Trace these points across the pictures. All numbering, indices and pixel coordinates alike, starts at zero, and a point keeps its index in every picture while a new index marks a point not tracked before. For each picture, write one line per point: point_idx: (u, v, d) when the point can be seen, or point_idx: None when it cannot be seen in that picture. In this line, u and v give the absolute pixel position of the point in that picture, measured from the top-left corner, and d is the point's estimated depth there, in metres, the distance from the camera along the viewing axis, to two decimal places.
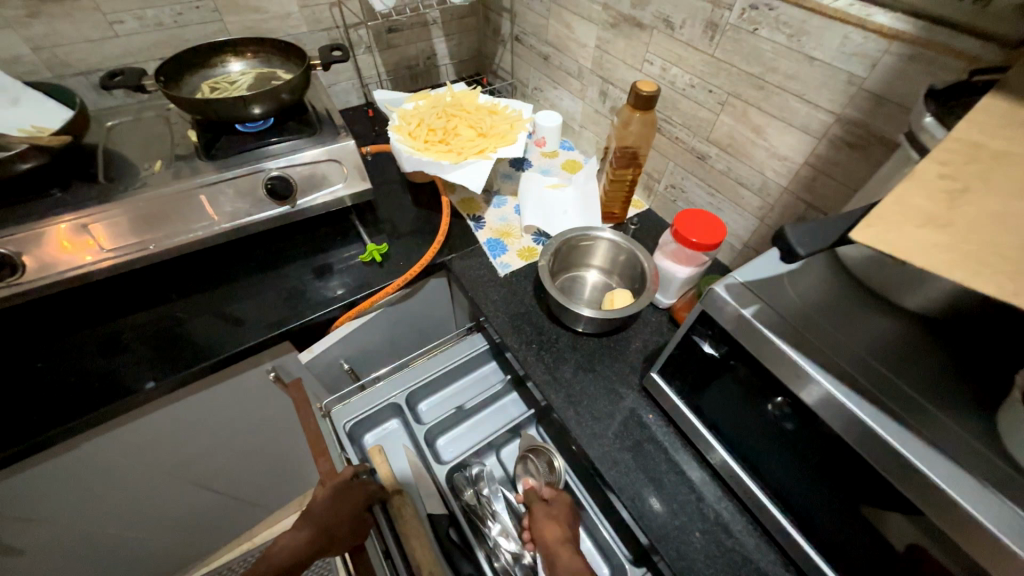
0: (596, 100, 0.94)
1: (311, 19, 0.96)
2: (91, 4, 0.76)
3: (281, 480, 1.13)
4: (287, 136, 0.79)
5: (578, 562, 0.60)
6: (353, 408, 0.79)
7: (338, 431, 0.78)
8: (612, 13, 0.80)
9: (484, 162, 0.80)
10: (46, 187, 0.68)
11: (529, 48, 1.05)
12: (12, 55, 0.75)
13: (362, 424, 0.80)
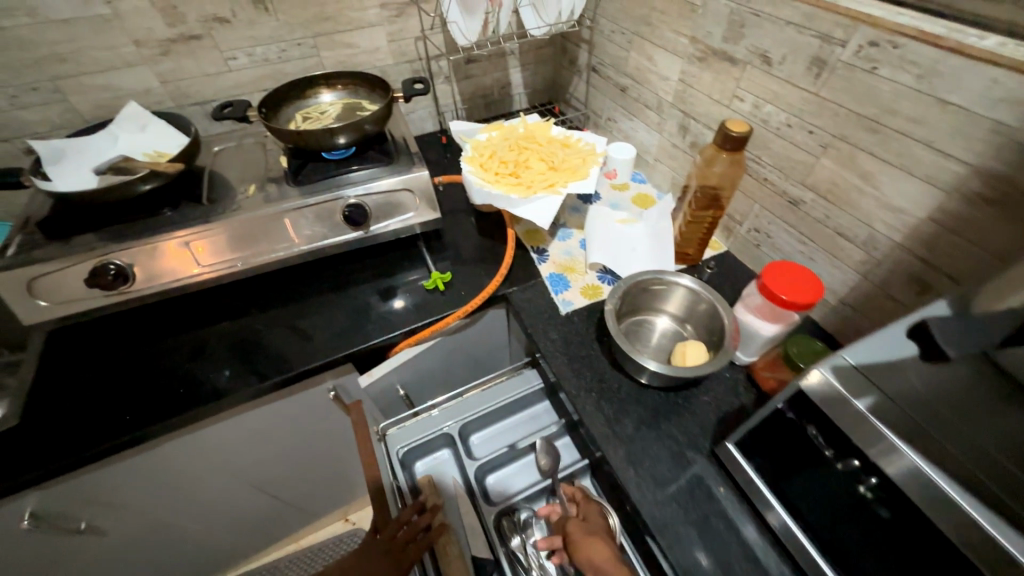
0: (675, 134, 0.89)
1: (397, 53, 1.01)
2: (212, 43, 0.84)
3: (334, 491, 1.15)
4: (366, 165, 0.82)
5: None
6: (408, 434, 0.79)
7: (391, 456, 0.78)
8: (700, 47, 0.76)
9: (553, 197, 0.79)
10: (159, 207, 0.75)
11: (605, 79, 1.03)
12: (145, 88, 0.85)
13: (415, 451, 0.79)
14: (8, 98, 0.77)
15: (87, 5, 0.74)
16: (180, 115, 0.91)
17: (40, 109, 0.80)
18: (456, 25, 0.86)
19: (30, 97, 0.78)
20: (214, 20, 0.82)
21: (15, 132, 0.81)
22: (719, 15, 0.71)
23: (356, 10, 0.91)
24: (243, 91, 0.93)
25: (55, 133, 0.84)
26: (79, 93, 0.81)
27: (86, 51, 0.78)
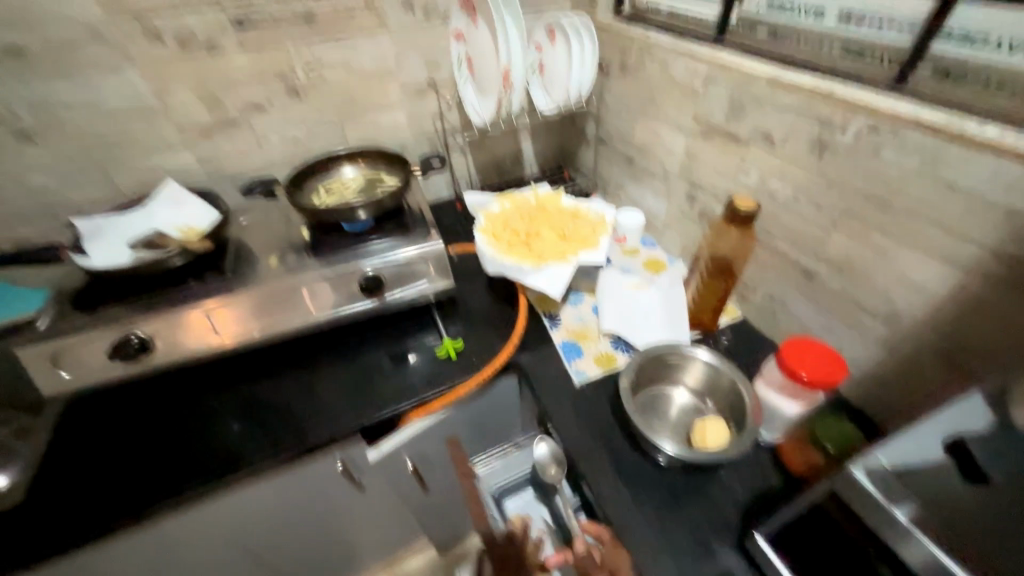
0: (683, 203, 0.91)
1: (416, 129, 1.08)
2: (247, 127, 0.91)
3: (403, 539, 1.18)
4: (383, 236, 0.85)
5: None
6: (501, 472, 0.92)
7: (487, 493, 0.90)
8: (704, 125, 0.79)
9: (564, 267, 0.79)
10: (185, 278, 0.78)
11: (612, 150, 1.07)
12: (183, 166, 0.92)
13: (508, 489, 0.91)
14: (59, 177, 0.84)
15: (140, 97, 0.81)
16: (213, 188, 0.96)
17: (86, 186, 0.86)
18: (474, 111, 0.94)
19: (78, 177, 0.84)
20: (250, 106, 0.90)
21: (60, 207, 0.87)
22: (720, 97, 0.74)
23: (380, 93, 0.99)
24: (273, 166, 0.99)
25: (97, 207, 0.90)
26: (122, 171, 0.87)
27: (134, 135, 0.84)
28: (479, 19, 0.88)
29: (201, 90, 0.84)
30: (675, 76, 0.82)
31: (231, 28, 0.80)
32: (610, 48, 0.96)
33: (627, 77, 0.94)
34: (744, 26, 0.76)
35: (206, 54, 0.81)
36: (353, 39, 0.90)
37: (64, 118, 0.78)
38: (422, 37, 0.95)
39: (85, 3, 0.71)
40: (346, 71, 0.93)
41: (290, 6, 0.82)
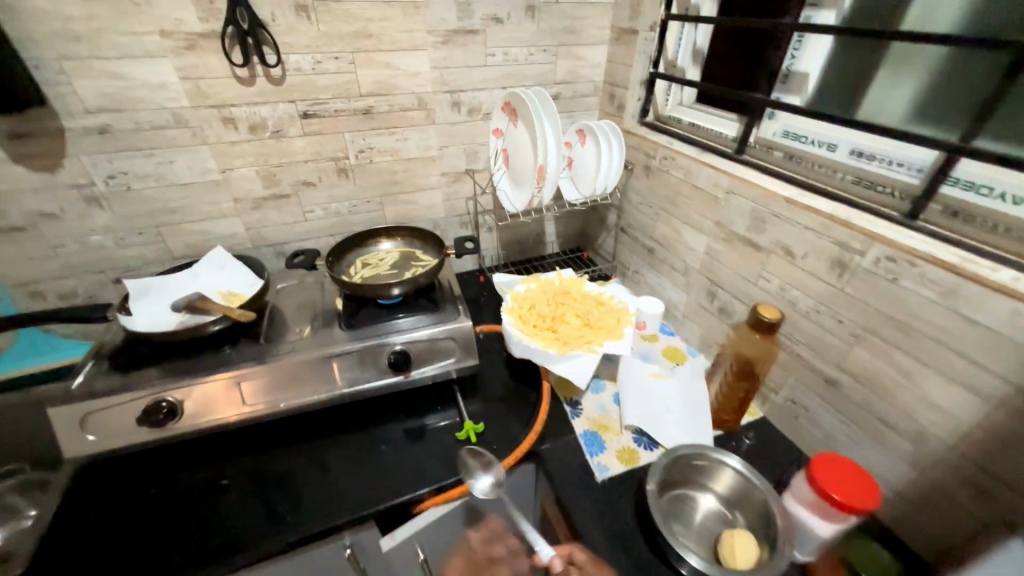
0: (702, 297, 0.95)
1: (449, 207, 1.15)
2: (296, 201, 0.98)
3: None
4: (415, 313, 0.88)
5: None
6: None
7: None
8: (724, 231, 0.85)
9: (590, 355, 0.81)
10: (220, 344, 0.80)
11: (633, 239, 1.13)
12: (231, 233, 0.97)
13: None
14: (115, 239, 0.88)
15: (205, 173, 0.88)
16: (254, 253, 1.01)
17: (138, 247, 0.91)
18: (508, 201, 1.03)
19: (134, 239, 0.90)
20: (302, 183, 0.97)
21: (110, 265, 0.91)
22: (741, 209, 0.80)
23: (420, 176, 1.07)
24: (313, 236, 1.05)
25: (144, 266, 0.94)
26: (174, 235, 0.92)
27: (192, 204, 0.90)
28: (519, 122, 0.96)
29: (261, 168, 0.91)
30: (696, 184, 0.89)
31: (297, 119, 0.89)
32: (636, 151, 1.04)
33: (651, 178, 1.02)
34: (762, 148, 0.83)
35: (272, 139, 0.89)
36: (403, 131, 0.98)
37: (134, 188, 0.85)
38: (465, 131, 1.04)
39: (178, 95, 0.79)
40: (393, 157, 1.01)
41: (351, 103, 0.91)
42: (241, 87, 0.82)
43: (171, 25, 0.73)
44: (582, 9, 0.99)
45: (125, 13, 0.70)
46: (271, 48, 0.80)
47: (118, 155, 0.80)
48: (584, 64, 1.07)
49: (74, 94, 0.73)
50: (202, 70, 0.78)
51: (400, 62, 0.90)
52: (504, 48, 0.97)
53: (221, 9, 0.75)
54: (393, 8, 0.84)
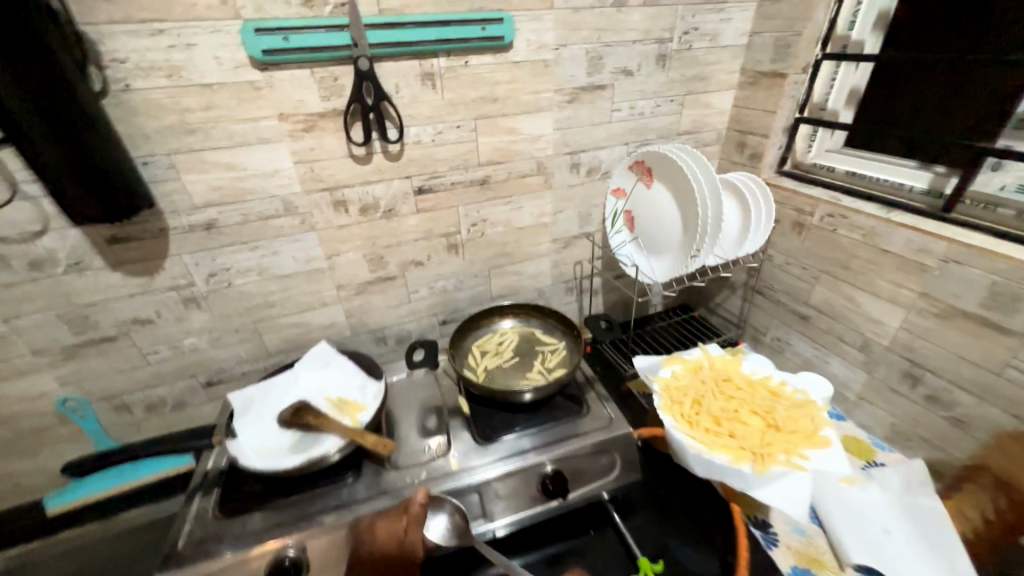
0: (896, 380, 0.78)
1: (557, 275, 1.02)
2: (402, 282, 0.87)
3: None
4: (558, 417, 0.73)
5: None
6: None
7: None
8: (939, 305, 0.69)
9: (796, 472, 0.63)
10: (340, 473, 0.67)
11: (774, 302, 0.98)
12: (331, 322, 0.86)
13: None
14: (210, 340, 0.78)
15: (310, 261, 0.78)
16: (353, 342, 0.89)
17: (232, 347, 0.80)
18: (642, 269, 0.89)
19: (229, 337, 0.79)
20: (409, 263, 0.85)
21: (202, 369, 0.80)
22: (971, 282, 0.64)
23: (531, 245, 0.95)
24: (416, 317, 0.93)
25: (237, 367, 0.83)
26: (271, 331, 0.81)
27: (293, 295, 0.80)
28: (657, 181, 0.84)
29: (368, 251, 0.81)
30: (887, 247, 0.74)
31: (411, 195, 0.78)
32: (781, 205, 0.90)
33: (804, 236, 0.87)
34: (979, 204, 0.68)
35: (383, 219, 0.78)
36: (518, 198, 0.88)
37: (235, 284, 0.74)
38: (581, 193, 0.93)
39: (290, 181, 0.69)
40: (505, 227, 0.90)
41: (468, 173, 0.80)
42: (356, 166, 0.72)
43: (290, 106, 0.64)
44: (713, 54, 0.88)
45: (245, 98, 0.61)
46: (393, 121, 0.70)
47: (222, 251, 0.71)
48: (709, 111, 0.95)
49: (183, 189, 0.64)
50: (318, 151, 0.68)
51: (523, 125, 0.80)
52: (629, 101, 0.86)
53: (345, 85, 0.65)
54: (521, 69, 0.74)
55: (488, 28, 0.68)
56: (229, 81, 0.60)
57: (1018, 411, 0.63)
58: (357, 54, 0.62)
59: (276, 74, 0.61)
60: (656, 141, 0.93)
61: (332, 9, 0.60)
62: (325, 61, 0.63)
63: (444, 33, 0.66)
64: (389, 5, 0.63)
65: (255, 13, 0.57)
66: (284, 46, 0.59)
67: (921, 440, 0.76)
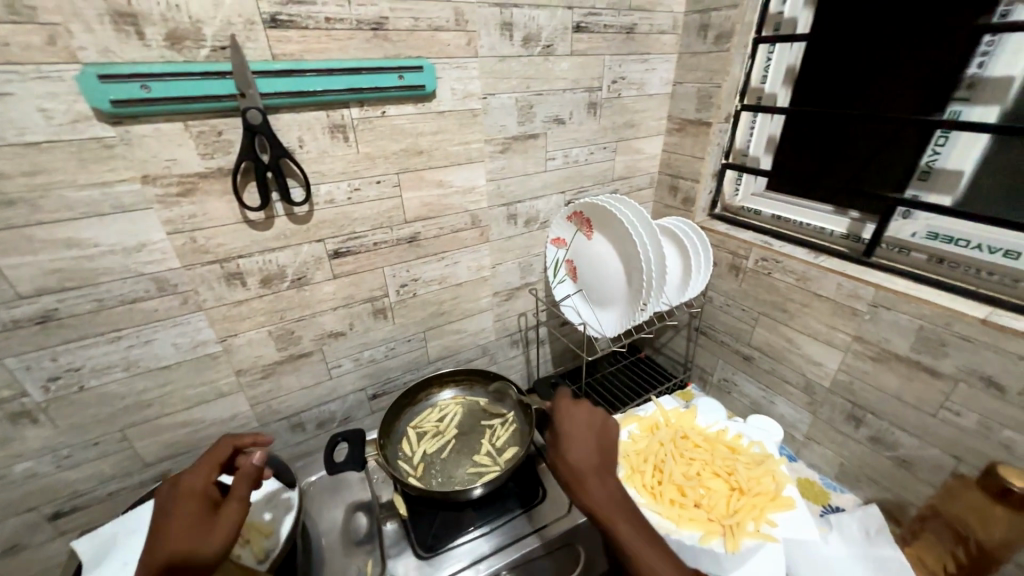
0: (840, 421, 0.79)
1: (501, 329, 0.95)
2: (320, 357, 0.74)
3: None
4: (513, 509, 0.65)
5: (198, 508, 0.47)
6: None
7: None
8: (873, 349, 0.70)
9: (766, 544, 0.60)
10: None
11: (717, 342, 0.98)
12: (231, 415, 0.70)
13: None
14: (56, 461, 0.60)
15: (198, 347, 0.63)
16: (262, 434, 0.74)
17: (92, 464, 0.62)
18: (591, 324, 0.84)
19: (86, 453, 0.61)
20: (328, 336, 0.73)
21: (46, 497, 0.61)
22: (901, 327, 0.66)
23: (470, 301, 0.87)
24: (340, 394, 0.80)
25: (99, 487, 0.65)
26: (148, 436, 0.65)
27: (177, 390, 0.64)
28: (598, 232, 0.81)
29: (275, 327, 0.68)
30: (820, 291, 0.75)
31: (326, 260, 0.67)
32: (717, 249, 0.91)
33: (741, 279, 0.88)
34: (893, 248, 0.71)
35: (292, 290, 0.66)
36: (452, 254, 0.80)
37: (90, 388, 0.58)
38: (520, 244, 0.87)
39: (163, 254, 0.56)
40: (440, 285, 0.81)
41: (394, 232, 0.71)
42: (253, 233, 0.60)
43: (158, 167, 0.51)
44: (641, 102, 0.88)
45: (91, 159, 0.48)
46: (297, 180, 0.60)
47: (67, 348, 0.55)
48: (641, 157, 0.95)
49: (3, 277, 0.49)
50: (200, 218, 0.56)
51: (454, 178, 0.73)
52: (564, 150, 0.83)
53: (233, 140, 0.54)
54: (448, 119, 0.68)
55: (406, 76, 0.60)
56: (65, 138, 0.46)
57: (956, 451, 0.64)
58: (245, 105, 0.52)
59: (137, 129, 0.49)
60: (593, 188, 0.91)
61: (209, 53, 0.49)
62: (202, 113, 0.51)
63: (354, 81, 0.57)
64: (285, 50, 0.53)
65: (100, 56, 0.45)
66: (143, 96, 0.47)
67: (869, 480, 0.77)
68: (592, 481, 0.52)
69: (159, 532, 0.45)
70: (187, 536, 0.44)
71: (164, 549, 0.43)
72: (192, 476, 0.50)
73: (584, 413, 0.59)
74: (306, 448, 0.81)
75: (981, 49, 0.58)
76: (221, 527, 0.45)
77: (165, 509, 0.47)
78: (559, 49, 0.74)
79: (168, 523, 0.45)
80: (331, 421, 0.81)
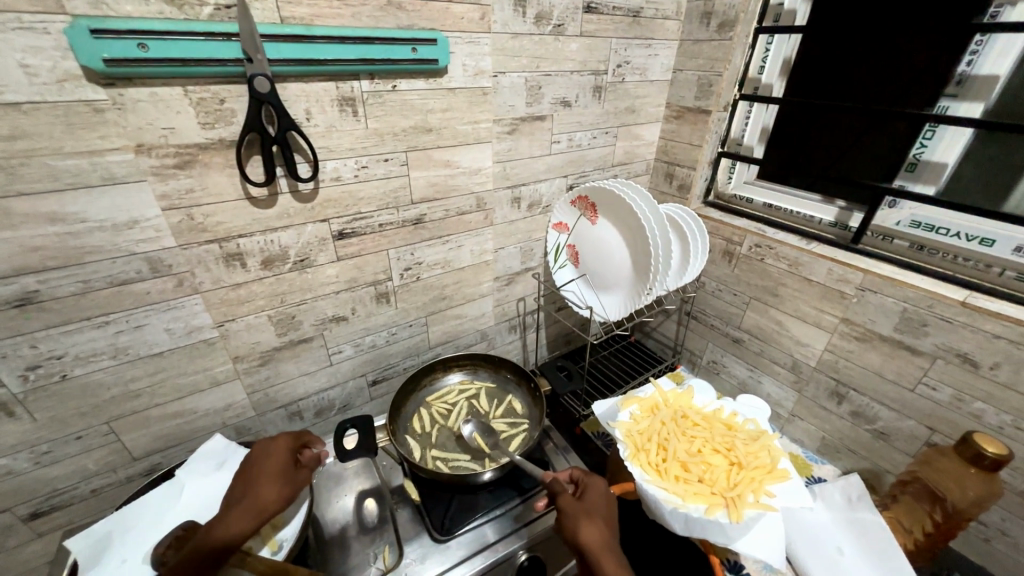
0: (824, 398, 0.84)
1: (500, 314, 0.94)
2: (320, 343, 0.71)
3: None
4: (526, 492, 0.67)
5: (282, 461, 0.56)
6: None
7: None
8: (859, 330, 0.75)
9: (765, 513, 0.63)
10: None
11: (708, 326, 1.02)
12: (227, 404, 0.67)
13: None
14: (33, 458, 0.55)
15: (192, 333, 0.59)
16: (258, 423, 0.71)
17: (74, 460, 0.58)
18: (595, 309, 0.85)
19: (68, 448, 0.57)
20: (330, 321, 0.70)
21: (21, 498, 0.57)
22: (886, 310, 0.71)
23: (472, 286, 0.85)
24: (339, 381, 0.77)
25: (82, 484, 0.60)
26: (138, 428, 0.61)
27: (168, 379, 0.60)
28: (602, 217, 0.82)
29: (276, 312, 0.64)
30: (808, 276, 0.79)
31: (331, 242, 0.64)
32: (711, 236, 0.94)
33: (734, 265, 0.91)
34: (878, 236, 0.76)
35: (294, 272, 0.63)
36: (457, 238, 0.78)
37: (74, 377, 0.53)
38: (522, 228, 0.86)
39: (154, 233, 0.51)
40: (444, 269, 0.79)
41: (400, 213, 0.69)
42: (255, 211, 0.57)
43: (153, 136, 0.47)
44: (643, 89, 0.89)
45: (78, 124, 0.43)
46: (304, 155, 0.57)
47: (48, 334, 0.50)
48: (639, 143, 0.96)
49: None
50: (198, 193, 0.52)
51: (461, 158, 0.71)
52: (568, 133, 0.82)
53: (235, 110, 0.51)
54: (458, 96, 0.66)
55: (420, 50, 0.58)
56: (50, 100, 0.42)
57: (930, 422, 0.70)
58: (252, 71, 0.48)
59: (131, 92, 0.45)
60: (594, 173, 0.91)
61: (211, 11, 0.46)
62: (204, 78, 0.47)
63: (367, 51, 0.54)
64: (294, 13, 0.50)
65: (91, 8, 0.41)
66: (140, 56, 0.42)
67: (848, 451, 0.83)
68: (608, 559, 0.49)
69: (252, 469, 0.55)
70: (275, 479, 0.54)
71: (258, 483, 0.53)
72: (284, 436, 0.59)
73: (604, 495, 0.57)
74: None
75: (971, 48, 0.62)
76: (296, 480, 0.55)
77: (262, 452, 0.57)
78: (569, 29, 0.73)
79: (267, 464, 0.55)
80: (330, 409, 0.79)
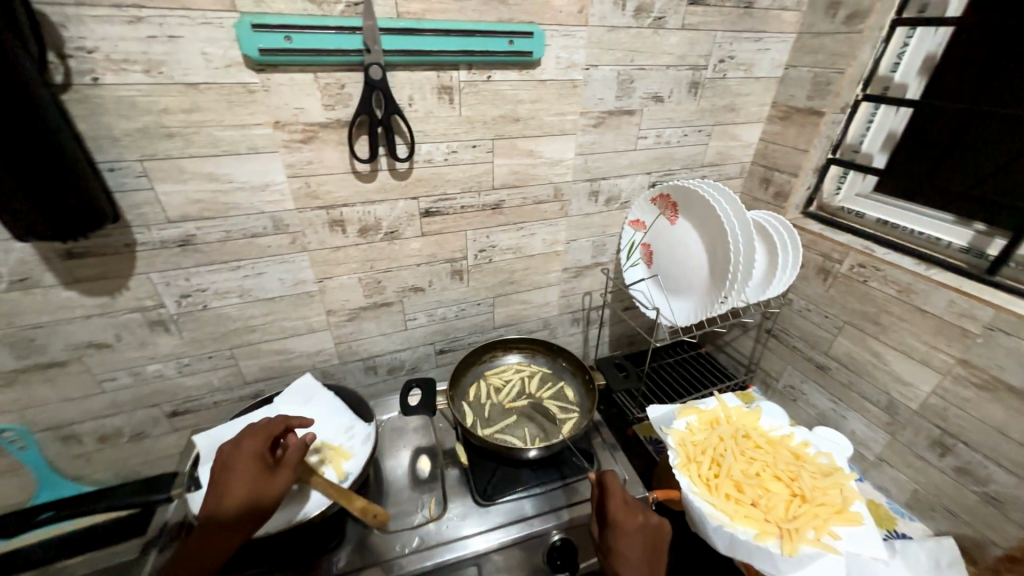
0: (923, 447, 0.73)
1: (565, 305, 0.95)
2: (399, 308, 0.79)
3: None
4: (566, 478, 0.69)
5: (250, 472, 0.52)
6: None
7: None
8: (979, 375, 0.64)
9: (826, 554, 0.58)
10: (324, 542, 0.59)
11: (790, 348, 0.93)
12: (318, 349, 0.77)
13: None
14: (178, 367, 0.69)
15: (298, 284, 0.69)
16: (340, 370, 0.81)
17: (205, 374, 0.72)
18: (663, 311, 0.83)
19: (201, 364, 0.70)
20: (409, 290, 0.78)
21: (166, 398, 0.72)
22: (1020, 356, 0.60)
23: (541, 274, 0.88)
24: (411, 345, 0.85)
25: (207, 395, 0.74)
26: (250, 357, 0.73)
27: (277, 320, 0.71)
28: (682, 219, 0.79)
29: (365, 276, 0.73)
30: (920, 306, 0.70)
31: (417, 217, 0.71)
32: (806, 249, 0.86)
33: (829, 284, 0.83)
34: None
35: (384, 242, 0.71)
36: (531, 225, 0.81)
37: (211, 308, 0.66)
38: (597, 222, 0.86)
39: (279, 196, 0.61)
40: (515, 254, 0.83)
41: (480, 197, 0.73)
42: (358, 184, 0.64)
43: (288, 114, 0.56)
44: (747, 86, 0.83)
45: (236, 102, 0.53)
46: (403, 138, 0.63)
47: (197, 270, 0.62)
48: (736, 144, 0.90)
49: (157, 201, 0.56)
50: (316, 165, 0.61)
51: (544, 148, 0.73)
52: (657, 129, 0.80)
53: (352, 95, 0.58)
54: (547, 88, 0.68)
55: (516, 42, 0.61)
56: (219, 81, 0.52)
57: None
58: (369, 61, 0.54)
59: (275, 76, 0.54)
60: (680, 172, 0.88)
61: (343, 9, 0.53)
62: (331, 66, 0.55)
63: (467, 44, 0.58)
64: (409, 9, 0.55)
65: (254, 6, 0.50)
66: (285, 46, 0.51)
67: (946, 512, 0.72)
68: None
69: (221, 483, 0.52)
70: (246, 491, 0.51)
71: (227, 502, 0.50)
72: (249, 443, 0.54)
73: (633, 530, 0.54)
74: (375, 391, 0.88)
75: None
76: (271, 489, 0.52)
77: (229, 463, 0.53)
78: (670, 22, 0.71)
79: (235, 479, 0.52)
80: (400, 369, 0.87)
